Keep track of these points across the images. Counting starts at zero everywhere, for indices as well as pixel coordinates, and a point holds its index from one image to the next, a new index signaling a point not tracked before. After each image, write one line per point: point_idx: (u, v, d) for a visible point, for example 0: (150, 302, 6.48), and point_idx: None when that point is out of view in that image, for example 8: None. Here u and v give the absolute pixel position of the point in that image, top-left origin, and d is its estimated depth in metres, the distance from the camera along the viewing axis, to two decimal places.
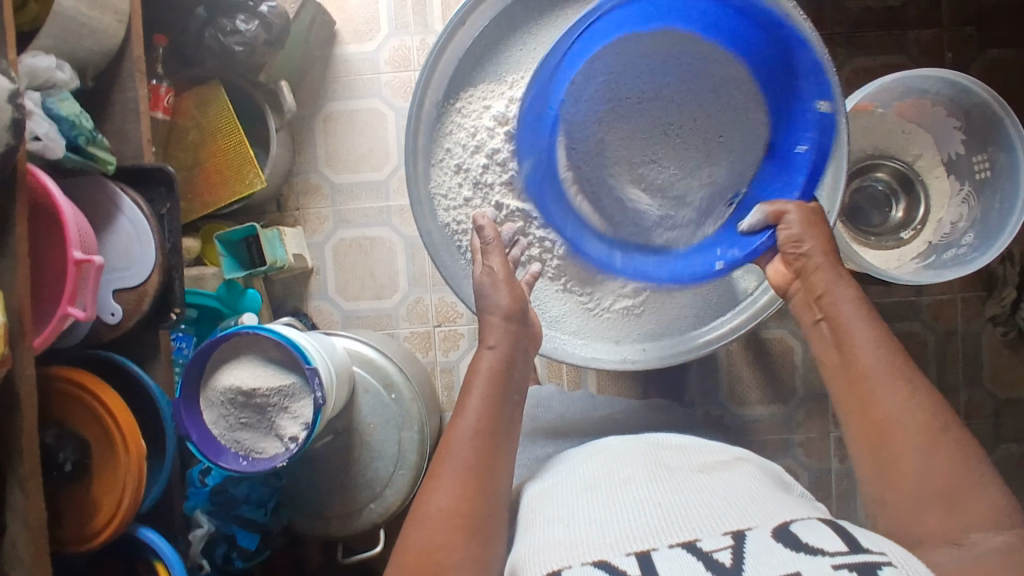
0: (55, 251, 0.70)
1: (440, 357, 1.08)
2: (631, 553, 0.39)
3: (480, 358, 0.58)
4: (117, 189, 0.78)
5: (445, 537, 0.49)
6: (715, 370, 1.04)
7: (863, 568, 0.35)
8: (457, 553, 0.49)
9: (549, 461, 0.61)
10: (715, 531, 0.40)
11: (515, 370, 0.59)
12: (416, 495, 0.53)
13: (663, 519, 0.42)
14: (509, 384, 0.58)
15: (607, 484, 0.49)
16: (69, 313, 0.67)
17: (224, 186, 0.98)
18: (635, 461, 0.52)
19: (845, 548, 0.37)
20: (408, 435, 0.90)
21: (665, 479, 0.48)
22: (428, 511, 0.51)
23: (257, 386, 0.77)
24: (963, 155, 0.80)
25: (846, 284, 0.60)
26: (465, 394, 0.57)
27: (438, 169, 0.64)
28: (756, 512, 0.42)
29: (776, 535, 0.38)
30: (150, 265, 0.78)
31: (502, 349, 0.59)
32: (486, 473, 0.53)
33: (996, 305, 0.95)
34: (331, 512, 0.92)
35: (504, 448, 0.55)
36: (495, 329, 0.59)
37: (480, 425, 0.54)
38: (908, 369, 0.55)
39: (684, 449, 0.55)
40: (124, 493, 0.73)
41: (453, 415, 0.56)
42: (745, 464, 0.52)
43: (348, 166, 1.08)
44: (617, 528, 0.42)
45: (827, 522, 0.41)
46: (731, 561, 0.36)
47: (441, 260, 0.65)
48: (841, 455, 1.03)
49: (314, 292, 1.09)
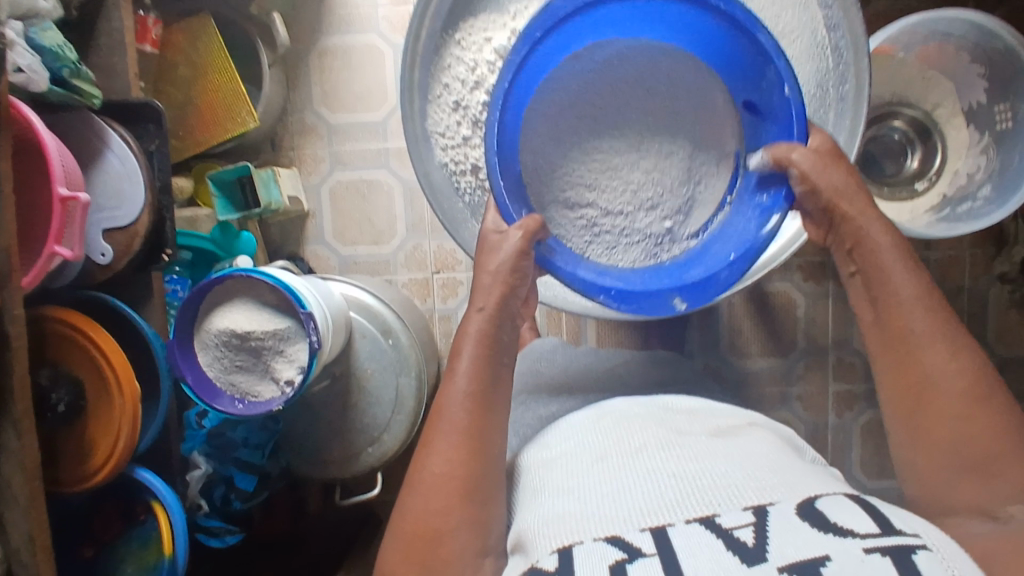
0: (40, 188, 0.67)
1: (439, 305, 1.07)
2: (646, 528, 0.37)
3: (470, 321, 0.56)
4: (103, 125, 0.75)
5: (441, 502, 0.48)
6: (716, 322, 1.03)
7: (896, 552, 0.33)
8: (453, 517, 0.48)
9: (548, 426, 0.60)
10: (736, 504, 0.38)
11: (503, 334, 0.56)
12: (412, 460, 0.51)
13: (675, 492, 0.41)
14: (499, 345, 0.55)
15: (617, 451, 0.49)
16: (56, 253, 0.66)
17: (217, 124, 0.94)
18: (647, 425, 0.52)
19: (877, 528, 0.35)
20: (406, 381, 0.90)
21: (673, 444, 0.48)
22: (423, 477, 0.50)
23: (251, 329, 0.76)
24: (985, 104, 0.76)
25: (877, 226, 0.57)
26: (454, 357, 0.55)
27: (435, 106, 0.62)
28: (774, 485, 0.40)
29: (801, 511, 0.36)
30: (139, 205, 0.76)
31: (491, 311, 0.56)
32: (482, 436, 0.51)
33: (1005, 263, 0.93)
34: (329, 456, 0.92)
35: (500, 407, 0.53)
36: (487, 291, 0.56)
37: (471, 387, 0.52)
38: (954, 331, 0.52)
39: (697, 414, 0.54)
40: (120, 433, 0.73)
41: (443, 380, 0.54)
42: (760, 431, 0.51)
43: (345, 106, 1.05)
44: (628, 502, 0.41)
45: (852, 496, 0.38)
46: (753, 541, 0.34)
47: (436, 201, 0.62)
48: (839, 409, 1.03)
49: (311, 236, 1.07)
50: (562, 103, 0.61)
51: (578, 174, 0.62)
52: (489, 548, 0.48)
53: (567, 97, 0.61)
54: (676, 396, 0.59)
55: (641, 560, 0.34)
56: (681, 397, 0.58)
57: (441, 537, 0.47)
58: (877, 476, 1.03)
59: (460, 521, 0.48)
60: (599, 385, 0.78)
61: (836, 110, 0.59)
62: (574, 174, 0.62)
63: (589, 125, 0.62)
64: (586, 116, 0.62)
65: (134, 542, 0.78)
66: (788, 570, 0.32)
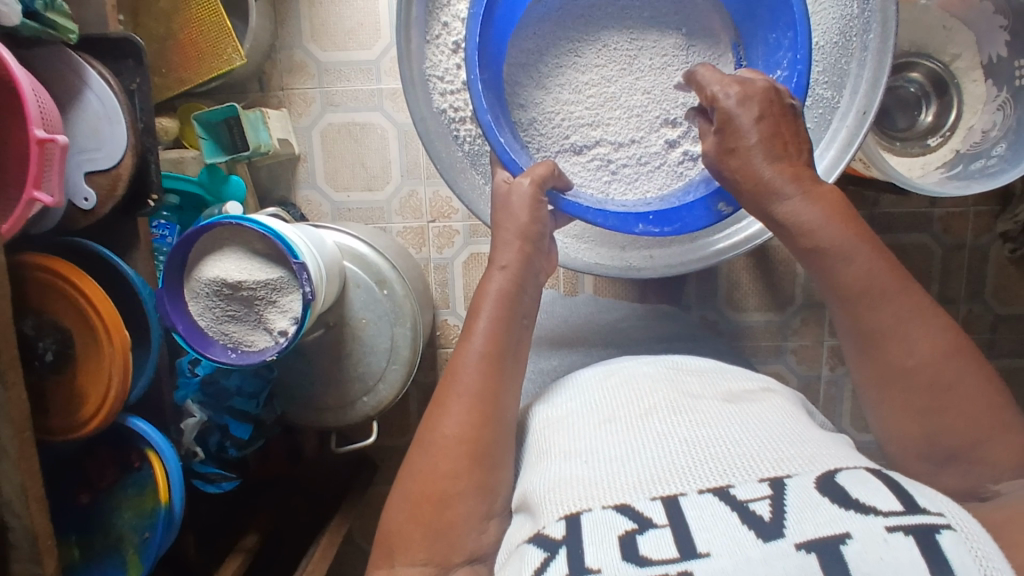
0: (15, 128, 0.64)
1: (434, 254, 1.05)
2: (656, 498, 0.38)
3: (491, 279, 0.56)
4: (80, 61, 0.71)
5: (450, 465, 0.48)
6: (715, 274, 1.02)
7: (919, 531, 0.33)
8: (461, 484, 0.47)
9: (558, 381, 0.59)
10: (751, 476, 0.38)
11: (524, 295, 0.56)
12: (423, 419, 0.51)
13: (687, 459, 0.41)
14: (518, 307, 0.55)
15: (624, 412, 0.48)
16: (36, 199, 0.63)
17: (201, 61, 0.90)
18: (655, 385, 0.52)
19: (900, 507, 0.35)
20: (401, 331, 0.89)
21: (683, 408, 0.47)
22: (434, 438, 0.49)
23: (243, 278, 0.74)
24: (1005, 58, 0.73)
25: None
26: (472, 317, 0.54)
27: (434, 47, 0.58)
28: (789, 456, 0.40)
29: (821, 486, 0.37)
30: (122, 147, 0.73)
31: (514, 270, 0.56)
32: (493, 399, 0.50)
33: (1008, 221, 0.91)
34: (324, 404, 0.92)
35: (512, 371, 0.53)
36: (509, 250, 0.57)
37: (487, 348, 0.52)
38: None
39: (707, 374, 0.54)
40: (111, 383, 0.72)
41: (459, 340, 0.54)
42: (773, 397, 0.51)
43: (335, 43, 1.00)
44: (639, 467, 0.41)
45: (873, 471, 0.39)
46: (770, 516, 0.35)
47: (435, 149, 0.59)
48: (832, 363, 1.03)
49: (302, 181, 1.04)
50: (542, 46, 0.64)
51: (581, 111, 0.63)
52: (494, 511, 0.48)
53: (548, 40, 0.64)
54: (685, 355, 0.59)
55: (653, 532, 0.35)
56: (684, 357, 0.58)
57: (443, 500, 0.47)
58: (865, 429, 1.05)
59: (469, 486, 0.47)
60: (597, 339, 0.78)
61: (859, 59, 0.56)
62: (577, 111, 0.63)
63: (575, 60, 0.64)
64: (570, 50, 0.64)
65: (130, 489, 0.79)
66: (807, 547, 0.33)
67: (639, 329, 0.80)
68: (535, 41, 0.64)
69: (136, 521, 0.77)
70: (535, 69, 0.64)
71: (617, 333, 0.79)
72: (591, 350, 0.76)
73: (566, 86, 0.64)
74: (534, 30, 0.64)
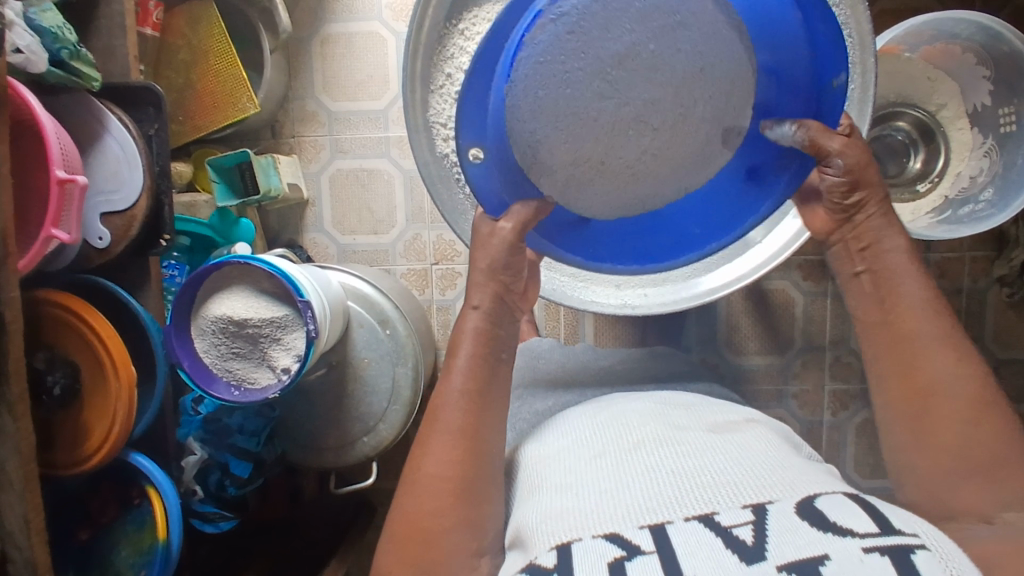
0: (37, 167, 0.67)
1: (437, 295, 1.07)
2: (644, 526, 0.39)
3: (466, 319, 0.56)
4: (102, 108, 0.74)
5: (434, 503, 0.48)
6: (714, 317, 1.03)
7: (893, 552, 0.35)
8: (445, 518, 0.48)
9: (545, 421, 0.60)
10: (734, 503, 0.40)
11: (502, 329, 0.56)
12: (406, 462, 0.51)
13: (674, 490, 0.42)
14: (496, 343, 0.55)
15: (614, 444, 0.50)
16: (54, 236, 0.65)
17: (217, 109, 0.94)
18: (644, 419, 0.53)
19: (876, 528, 0.37)
20: (403, 371, 0.90)
21: (669, 440, 0.48)
22: (417, 481, 0.49)
23: (249, 317, 0.76)
24: (990, 107, 0.76)
25: (896, 232, 0.56)
26: (450, 356, 0.55)
27: (438, 96, 0.60)
28: (772, 483, 0.42)
29: (800, 512, 0.38)
30: (138, 189, 0.75)
31: (486, 310, 0.56)
32: (474, 435, 0.51)
33: (1004, 265, 0.93)
34: (325, 445, 0.92)
35: (495, 405, 0.53)
36: (478, 288, 0.56)
37: (466, 385, 0.52)
38: (941, 335, 0.52)
39: (694, 408, 0.55)
40: (115, 419, 0.72)
41: (439, 378, 0.54)
42: (755, 428, 0.52)
43: (346, 93, 1.04)
44: (627, 496, 0.42)
45: (853, 497, 0.40)
46: (753, 540, 0.36)
47: (437, 193, 0.61)
48: (834, 407, 1.03)
49: (310, 224, 1.07)
50: (578, 60, 0.50)
51: (575, 154, 0.54)
52: (484, 548, 0.48)
53: (564, 55, 0.49)
54: (676, 392, 0.60)
55: (640, 558, 0.36)
56: (677, 393, 0.59)
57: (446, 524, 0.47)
58: (868, 475, 1.04)
59: (468, 521, 0.47)
60: (596, 378, 0.79)
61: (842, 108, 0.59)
62: (570, 154, 0.54)
63: (579, 110, 0.52)
64: (587, 99, 0.52)
65: (130, 527, 0.79)
66: (787, 569, 0.34)
67: (638, 369, 0.81)
68: (556, 59, 0.49)
69: (135, 558, 0.77)
70: (553, 97, 0.51)
71: (615, 373, 0.80)
72: (591, 389, 0.78)
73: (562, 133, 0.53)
74: (531, 94, 0.50)
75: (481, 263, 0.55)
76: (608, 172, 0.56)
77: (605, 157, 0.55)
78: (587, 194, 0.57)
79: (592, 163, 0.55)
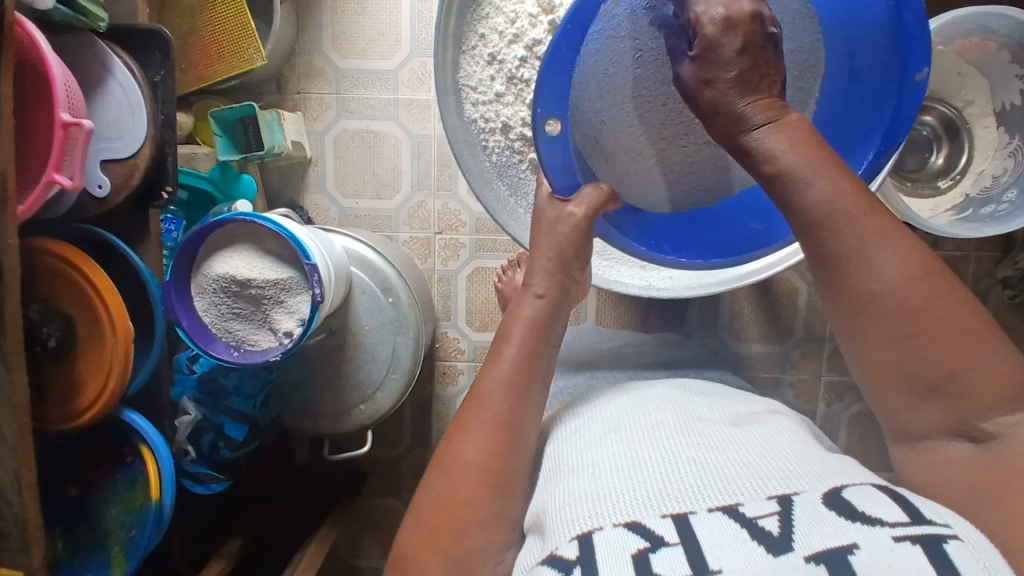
0: (39, 107, 0.63)
1: (439, 266, 1.05)
2: (667, 515, 0.38)
3: (527, 305, 0.55)
4: (108, 51, 0.71)
5: (471, 492, 0.47)
6: (717, 303, 1.03)
7: (926, 541, 0.35)
8: (480, 511, 0.47)
9: (577, 401, 0.60)
10: (759, 494, 0.39)
11: (557, 324, 0.55)
12: (440, 445, 0.50)
13: (697, 479, 0.41)
14: (549, 335, 0.54)
15: (633, 431, 0.49)
16: (55, 181, 0.62)
17: (221, 59, 0.90)
18: (666, 408, 0.52)
19: (907, 519, 0.36)
20: (404, 340, 0.88)
21: (691, 429, 0.48)
22: (455, 463, 0.48)
23: (252, 277, 0.73)
24: (1019, 106, 0.75)
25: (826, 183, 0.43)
26: (501, 341, 0.53)
27: (469, 58, 0.58)
28: (798, 475, 0.41)
29: (828, 502, 0.38)
30: (141, 137, 0.72)
31: (551, 299, 0.55)
32: (514, 428, 0.50)
33: (1009, 267, 0.94)
34: (320, 411, 0.90)
35: (536, 393, 0.52)
36: (542, 275, 0.56)
37: (515, 377, 0.51)
38: None
39: (716, 397, 0.56)
40: (111, 374, 0.70)
41: (484, 365, 0.53)
42: (779, 419, 0.52)
43: (355, 51, 1.00)
44: (646, 484, 0.42)
45: (881, 488, 0.40)
46: (778, 531, 0.36)
47: (463, 159, 0.58)
48: (829, 398, 1.04)
49: (311, 185, 1.04)
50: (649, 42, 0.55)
51: (640, 136, 0.59)
52: (511, 542, 0.47)
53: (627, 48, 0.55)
54: (700, 382, 0.61)
55: (665, 550, 0.36)
56: (698, 382, 0.60)
57: (465, 506, 0.47)
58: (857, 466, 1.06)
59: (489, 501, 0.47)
60: (603, 360, 0.78)
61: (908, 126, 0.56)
62: (635, 135, 0.59)
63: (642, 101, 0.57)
64: (653, 87, 0.57)
65: (120, 485, 0.77)
66: (816, 560, 0.34)
67: (646, 353, 0.81)
68: (628, 38, 0.54)
69: (125, 518, 0.76)
70: (622, 75, 0.56)
71: (622, 357, 0.79)
72: (599, 370, 0.77)
73: (625, 124, 0.58)
74: (597, 83, 0.55)
75: (551, 250, 0.56)
76: (665, 160, 0.60)
77: (667, 147, 0.59)
78: (643, 177, 0.60)
79: (651, 146, 0.59)
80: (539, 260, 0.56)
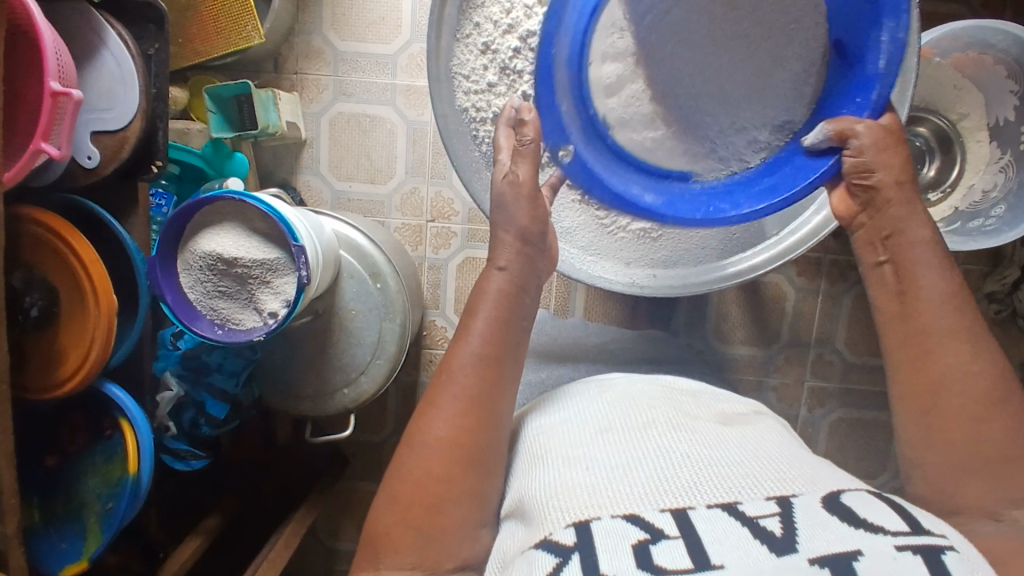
0: (30, 76, 0.63)
1: (430, 254, 1.05)
2: (666, 509, 0.38)
3: (490, 279, 0.54)
4: (101, 19, 0.70)
5: (443, 469, 0.48)
6: (705, 303, 1.03)
7: (926, 552, 0.35)
8: (455, 486, 0.47)
9: (551, 393, 0.60)
10: (758, 494, 0.39)
11: (525, 296, 0.55)
12: (411, 419, 0.51)
13: (693, 475, 0.41)
14: (518, 308, 0.54)
15: (623, 425, 0.49)
16: (42, 150, 0.61)
17: (218, 35, 0.89)
18: (654, 403, 0.53)
19: (906, 528, 0.37)
20: (390, 326, 0.88)
21: (681, 425, 0.48)
22: (425, 439, 0.49)
23: (239, 256, 0.73)
24: (1012, 122, 0.76)
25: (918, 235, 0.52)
26: (470, 316, 0.53)
27: (463, 46, 0.58)
28: (793, 477, 0.42)
29: (827, 504, 0.38)
30: (132, 110, 0.71)
31: (513, 272, 0.54)
32: (488, 407, 0.50)
33: (996, 282, 0.94)
34: (303, 392, 0.90)
35: (508, 373, 0.52)
36: (507, 249, 0.55)
37: (484, 349, 0.51)
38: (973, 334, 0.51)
39: (698, 395, 0.56)
40: (92, 346, 0.70)
41: (455, 337, 0.53)
42: (764, 419, 0.53)
43: (354, 33, 1.00)
44: (642, 478, 0.42)
45: (877, 495, 0.40)
46: (781, 531, 0.36)
47: (453, 148, 0.58)
48: (811, 403, 1.04)
49: (305, 166, 1.04)
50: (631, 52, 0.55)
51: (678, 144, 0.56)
52: (485, 519, 0.48)
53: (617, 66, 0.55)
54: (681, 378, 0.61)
55: (665, 542, 0.36)
56: (682, 380, 0.60)
57: (439, 495, 0.47)
58: None
59: (460, 490, 0.47)
60: (586, 355, 0.79)
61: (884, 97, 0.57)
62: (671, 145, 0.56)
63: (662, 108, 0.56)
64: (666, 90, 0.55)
65: (98, 457, 0.77)
66: (820, 562, 0.34)
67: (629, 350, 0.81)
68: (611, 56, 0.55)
69: (102, 489, 0.76)
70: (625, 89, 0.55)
71: (606, 354, 0.80)
72: (581, 364, 0.78)
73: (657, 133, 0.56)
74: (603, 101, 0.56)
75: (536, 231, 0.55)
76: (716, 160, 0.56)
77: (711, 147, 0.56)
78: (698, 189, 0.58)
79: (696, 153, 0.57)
80: (503, 234, 0.55)
